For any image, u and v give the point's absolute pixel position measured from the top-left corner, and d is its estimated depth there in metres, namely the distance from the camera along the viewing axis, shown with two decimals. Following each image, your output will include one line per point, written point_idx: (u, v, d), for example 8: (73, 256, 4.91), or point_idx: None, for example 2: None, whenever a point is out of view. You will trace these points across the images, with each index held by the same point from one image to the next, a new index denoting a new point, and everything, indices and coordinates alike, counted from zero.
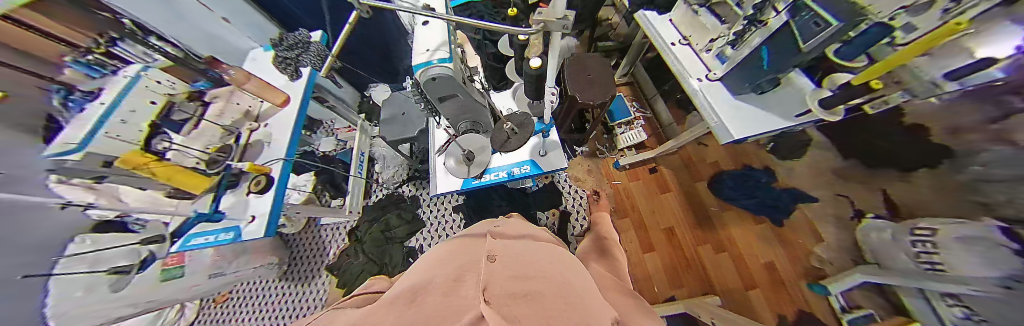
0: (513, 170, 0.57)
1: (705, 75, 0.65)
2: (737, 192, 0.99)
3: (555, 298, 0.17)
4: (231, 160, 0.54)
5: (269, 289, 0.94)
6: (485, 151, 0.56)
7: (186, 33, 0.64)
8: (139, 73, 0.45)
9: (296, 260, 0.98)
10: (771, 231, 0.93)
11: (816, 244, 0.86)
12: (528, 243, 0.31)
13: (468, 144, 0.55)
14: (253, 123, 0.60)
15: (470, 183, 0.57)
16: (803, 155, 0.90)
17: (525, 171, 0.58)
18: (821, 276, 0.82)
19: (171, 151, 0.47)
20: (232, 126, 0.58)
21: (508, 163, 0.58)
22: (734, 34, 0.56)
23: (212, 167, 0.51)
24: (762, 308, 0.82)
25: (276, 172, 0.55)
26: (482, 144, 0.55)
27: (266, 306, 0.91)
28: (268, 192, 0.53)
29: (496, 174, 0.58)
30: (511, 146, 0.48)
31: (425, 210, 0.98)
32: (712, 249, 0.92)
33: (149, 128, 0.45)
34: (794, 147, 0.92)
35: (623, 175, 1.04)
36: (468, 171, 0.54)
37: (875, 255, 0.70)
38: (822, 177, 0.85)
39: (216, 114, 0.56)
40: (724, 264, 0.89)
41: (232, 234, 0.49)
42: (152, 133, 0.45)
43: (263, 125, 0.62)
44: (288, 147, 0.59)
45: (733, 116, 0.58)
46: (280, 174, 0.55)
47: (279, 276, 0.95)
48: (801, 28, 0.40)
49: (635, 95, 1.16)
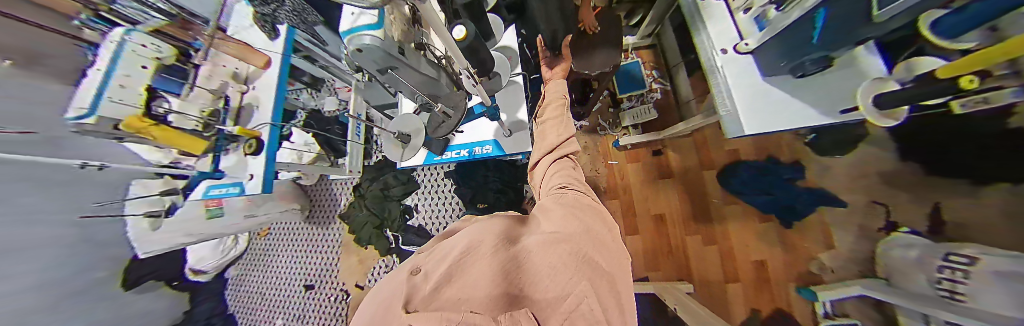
0: (474, 149, 0.58)
1: (735, 45, 0.51)
2: (747, 186, 0.87)
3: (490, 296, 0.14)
4: (223, 125, 0.58)
5: (297, 230, 1.09)
6: (419, 134, 0.47)
7: None
8: (124, 37, 0.48)
9: (316, 208, 1.09)
10: (775, 230, 0.84)
11: (823, 250, 0.80)
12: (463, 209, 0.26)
13: (400, 125, 0.49)
14: (242, 86, 0.62)
15: (432, 159, 0.60)
16: (850, 151, 0.80)
17: (486, 151, 0.57)
18: (815, 282, 0.78)
19: (171, 114, 0.53)
20: (220, 91, 0.61)
21: (470, 142, 0.58)
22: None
23: (207, 130, 0.56)
24: (737, 300, 0.82)
25: (265, 135, 0.59)
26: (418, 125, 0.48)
27: (297, 243, 1.07)
28: (261, 152, 0.57)
29: (458, 152, 0.59)
30: (441, 133, 0.44)
31: (419, 174, 1.03)
32: (701, 240, 0.89)
33: (148, 92, 0.50)
34: (843, 140, 0.81)
35: (622, 155, 0.97)
36: (402, 155, 0.50)
37: (891, 273, 0.68)
38: (864, 179, 0.79)
39: (206, 78, 0.59)
40: (710, 256, 0.87)
41: (239, 188, 0.55)
42: (150, 97, 0.50)
43: (252, 88, 0.64)
44: (274, 112, 0.61)
45: (754, 106, 0.47)
46: (269, 138, 0.59)
47: (304, 220, 1.09)
48: None
49: (655, 62, 1.00)
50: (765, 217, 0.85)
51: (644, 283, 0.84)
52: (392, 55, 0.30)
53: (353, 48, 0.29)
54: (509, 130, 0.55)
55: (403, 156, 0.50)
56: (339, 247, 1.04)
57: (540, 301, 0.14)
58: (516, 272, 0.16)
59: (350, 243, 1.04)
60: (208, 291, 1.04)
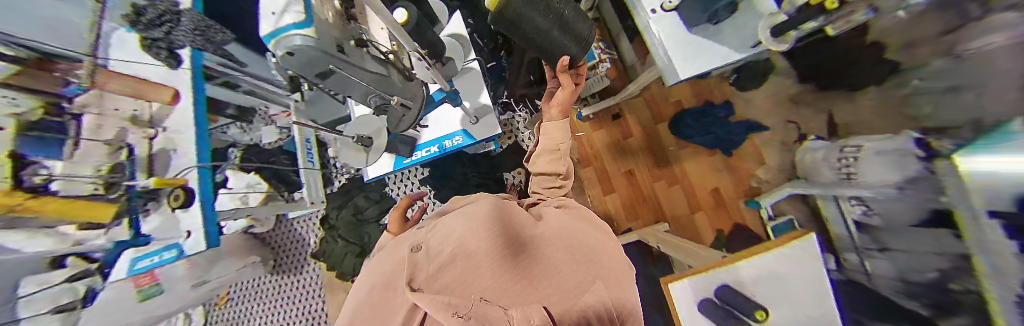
0: (444, 143, 0.59)
1: (660, 5, 0.58)
2: (694, 129, 1.00)
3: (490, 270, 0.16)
4: (135, 180, 0.48)
5: (265, 284, 0.96)
6: (382, 133, 0.52)
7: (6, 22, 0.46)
8: None
9: (281, 254, 0.98)
10: (721, 161, 0.99)
11: (758, 168, 0.96)
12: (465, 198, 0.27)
13: (360, 128, 0.50)
14: (146, 130, 0.52)
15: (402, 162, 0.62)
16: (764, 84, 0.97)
17: (456, 142, 0.58)
18: (757, 195, 0.94)
19: (53, 183, 0.43)
20: (118, 139, 0.50)
21: (439, 137, 0.60)
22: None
23: (112, 190, 0.46)
24: (703, 227, 0.97)
25: (193, 182, 0.50)
26: (378, 126, 0.51)
27: (267, 298, 0.96)
28: (193, 204, 0.49)
29: (427, 149, 0.62)
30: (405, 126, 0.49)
31: (392, 188, 0.97)
32: (666, 183, 1.00)
33: (11, 159, 0.42)
34: (757, 76, 0.97)
35: (588, 126, 1.05)
36: (366, 159, 0.51)
37: (807, 173, 0.85)
38: (777, 104, 0.96)
39: (94, 128, 0.48)
40: (676, 195, 1.00)
41: (174, 252, 0.46)
42: (17, 166, 0.42)
43: (162, 130, 0.53)
44: (198, 151, 0.53)
45: (683, 55, 0.55)
46: (200, 184, 0.50)
47: (271, 271, 0.96)
48: None
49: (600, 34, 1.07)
50: (711, 151, 1.00)
51: (629, 234, 0.93)
52: (328, 54, 0.29)
53: (284, 52, 0.27)
54: (474, 116, 0.56)
55: (368, 160, 0.51)
56: (321, 287, 0.95)
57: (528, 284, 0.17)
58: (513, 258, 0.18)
59: (334, 280, 0.96)
60: None
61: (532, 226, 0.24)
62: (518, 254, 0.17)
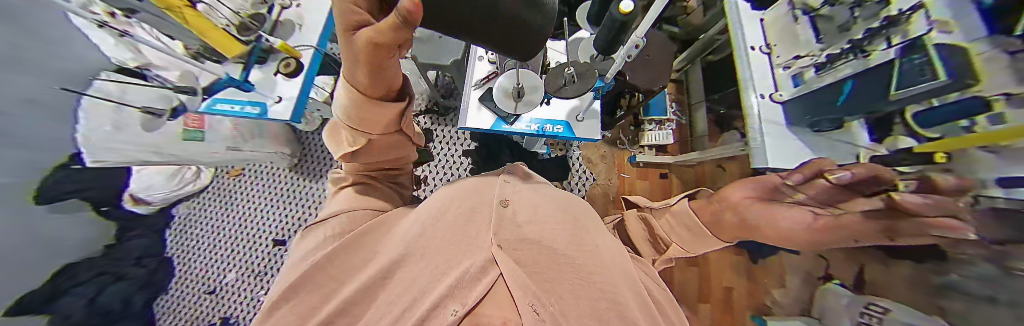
0: (543, 127, 0.71)
1: (770, 93, 0.55)
2: None
3: (561, 267, 0.26)
4: (260, 32, 0.68)
5: (278, 175, 1.04)
6: (535, 91, 0.63)
7: (312, 13, 0.74)
8: None
9: (307, 157, 1.06)
10: (744, 264, 0.91)
11: (777, 287, 0.86)
12: (550, 193, 0.37)
13: (524, 80, 0.61)
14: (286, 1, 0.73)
15: (497, 126, 0.71)
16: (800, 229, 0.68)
17: (557, 130, 0.71)
18: (767, 313, 0.85)
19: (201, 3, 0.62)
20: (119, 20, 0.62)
21: (542, 120, 0.71)
22: (858, 16, 0.43)
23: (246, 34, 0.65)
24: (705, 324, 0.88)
25: (304, 59, 0.69)
26: (536, 84, 0.63)
27: (279, 192, 1.03)
28: (294, 77, 0.67)
29: (523, 127, 0.71)
30: (567, 94, 0.54)
31: (437, 145, 1.03)
32: (684, 261, 0.92)
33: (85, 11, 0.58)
34: None
35: (634, 170, 1.18)
36: (514, 108, 0.63)
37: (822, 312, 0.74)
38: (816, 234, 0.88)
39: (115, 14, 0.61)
40: (690, 275, 0.92)
41: (258, 110, 0.63)
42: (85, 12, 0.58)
43: (293, 5, 0.74)
44: (318, 40, 0.72)
45: (782, 150, 0.50)
46: (307, 63, 0.69)
47: (290, 168, 1.04)
48: (903, 72, 0.32)
49: (679, 96, 1.23)
50: (739, 249, 0.91)
51: None
52: None
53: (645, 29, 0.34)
54: (582, 116, 0.71)
55: (515, 108, 0.63)
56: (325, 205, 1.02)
57: (566, 296, 0.23)
58: (559, 268, 0.26)
59: None
60: (147, 225, 0.88)
61: (606, 246, 0.31)
62: (579, 271, 0.26)
